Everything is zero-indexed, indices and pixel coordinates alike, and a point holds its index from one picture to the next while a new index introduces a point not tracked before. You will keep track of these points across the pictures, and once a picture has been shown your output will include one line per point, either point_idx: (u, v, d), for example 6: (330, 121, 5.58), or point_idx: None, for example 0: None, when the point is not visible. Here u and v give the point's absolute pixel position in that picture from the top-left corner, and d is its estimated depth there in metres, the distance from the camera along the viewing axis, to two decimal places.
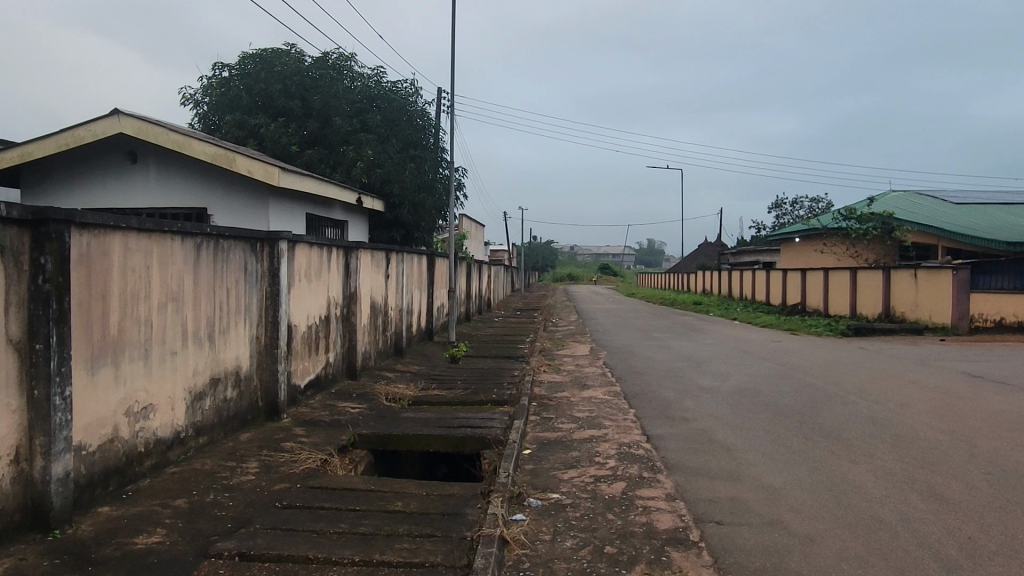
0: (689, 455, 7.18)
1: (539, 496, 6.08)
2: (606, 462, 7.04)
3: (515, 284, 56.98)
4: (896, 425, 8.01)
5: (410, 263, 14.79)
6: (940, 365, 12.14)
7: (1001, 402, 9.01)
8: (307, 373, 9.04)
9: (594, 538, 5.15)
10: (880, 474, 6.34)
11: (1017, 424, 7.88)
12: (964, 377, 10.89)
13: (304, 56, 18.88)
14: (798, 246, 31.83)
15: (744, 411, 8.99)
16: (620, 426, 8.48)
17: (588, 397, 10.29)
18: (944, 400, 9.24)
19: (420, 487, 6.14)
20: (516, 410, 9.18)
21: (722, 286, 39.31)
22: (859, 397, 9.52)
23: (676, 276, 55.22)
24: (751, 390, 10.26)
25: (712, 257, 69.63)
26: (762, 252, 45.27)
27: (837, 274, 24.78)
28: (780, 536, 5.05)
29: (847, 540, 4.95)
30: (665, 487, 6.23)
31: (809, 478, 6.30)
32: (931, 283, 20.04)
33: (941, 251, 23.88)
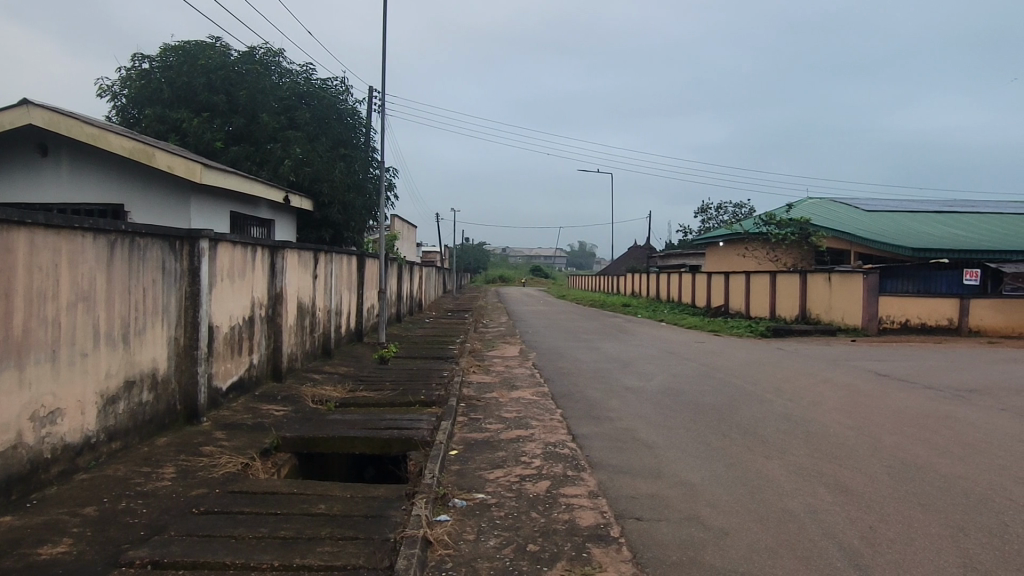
0: (612, 453, 7.34)
1: (464, 496, 6.10)
2: (532, 462, 7.13)
3: (447, 284, 56.97)
4: (808, 422, 8.39)
5: (339, 263, 14.57)
6: (851, 365, 12.75)
7: (904, 399, 9.55)
8: (229, 376, 8.81)
9: (517, 537, 5.21)
10: (792, 469, 6.64)
11: (918, 420, 8.37)
12: (873, 375, 11.47)
13: (229, 50, 18.34)
14: (722, 250, 32.87)
15: (666, 410, 9.24)
16: (547, 426, 8.59)
17: (516, 397, 10.38)
18: (853, 397, 9.73)
19: (345, 489, 6.09)
20: (444, 411, 9.17)
21: (651, 288, 40.22)
22: (775, 395, 9.93)
23: (607, 278, 56.19)
24: (674, 390, 10.54)
25: (642, 260, 71.06)
26: (689, 255, 46.54)
27: (758, 277, 25.71)
28: (696, 531, 5.22)
29: (758, 532, 5.17)
30: (588, 485, 6.35)
31: (725, 474, 6.54)
32: (844, 286, 21.05)
33: (852, 254, 25.07)
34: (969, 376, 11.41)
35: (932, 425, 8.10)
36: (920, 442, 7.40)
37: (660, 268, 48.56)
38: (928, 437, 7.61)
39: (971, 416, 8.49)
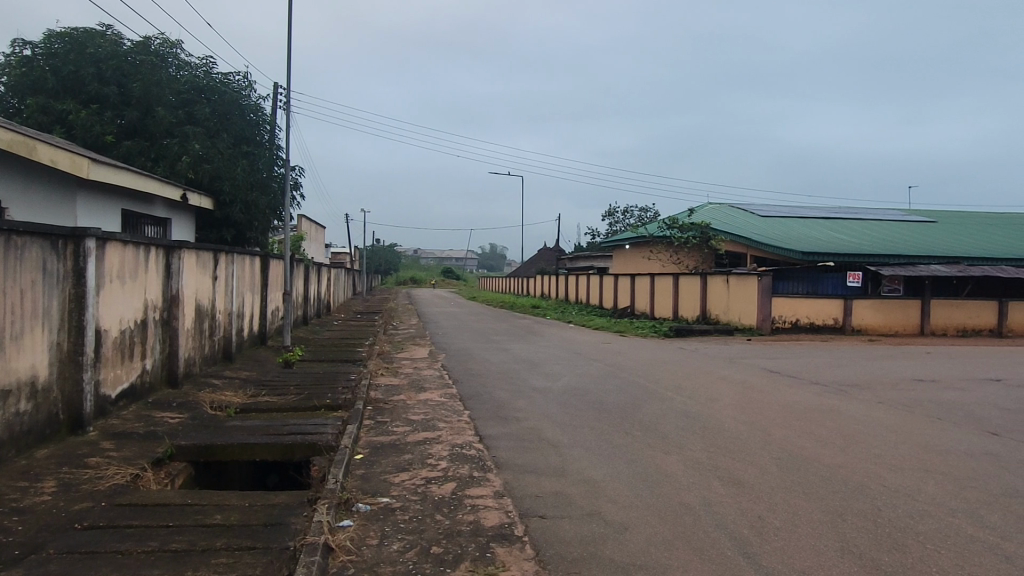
0: (518, 453, 7.42)
1: (368, 501, 6.02)
2: (438, 464, 7.11)
3: (357, 287, 55.99)
4: (705, 418, 8.75)
5: (241, 264, 14.06)
6: (746, 363, 13.38)
7: (793, 394, 10.10)
8: (119, 383, 8.35)
9: (421, 540, 5.18)
10: (688, 464, 6.90)
11: (806, 414, 8.88)
12: (766, 373, 12.08)
13: (122, 39, 17.39)
14: (629, 253, 33.77)
15: (571, 410, 9.41)
16: (454, 428, 8.59)
17: (424, 399, 10.32)
18: (747, 394, 10.20)
19: (243, 498, 5.89)
20: (350, 414, 9.02)
21: (560, 290, 40.82)
22: (675, 393, 10.30)
23: (517, 280, 56.63)
24: (581, 390, 10.76)
25: (552, 262, 71.98)
26: (597, 257, 47.55)
27: (662, 279, 26.55)
28: (598, 527, 5.35)
29: (656, 526, 5.35)
30: (494, 486, 6.39)
31: (626, 471, 6.73)
32: (741, 288, 22.05)
33: (749, 257, 26.29)
34: (851, 372, 12.19)
35: (817, 419, 8.60)
36: (806, 435, 7.86)
37: (569, 270, 49.39)
38: (813, 430, 8.08)
39: (852, 409, 9.08)
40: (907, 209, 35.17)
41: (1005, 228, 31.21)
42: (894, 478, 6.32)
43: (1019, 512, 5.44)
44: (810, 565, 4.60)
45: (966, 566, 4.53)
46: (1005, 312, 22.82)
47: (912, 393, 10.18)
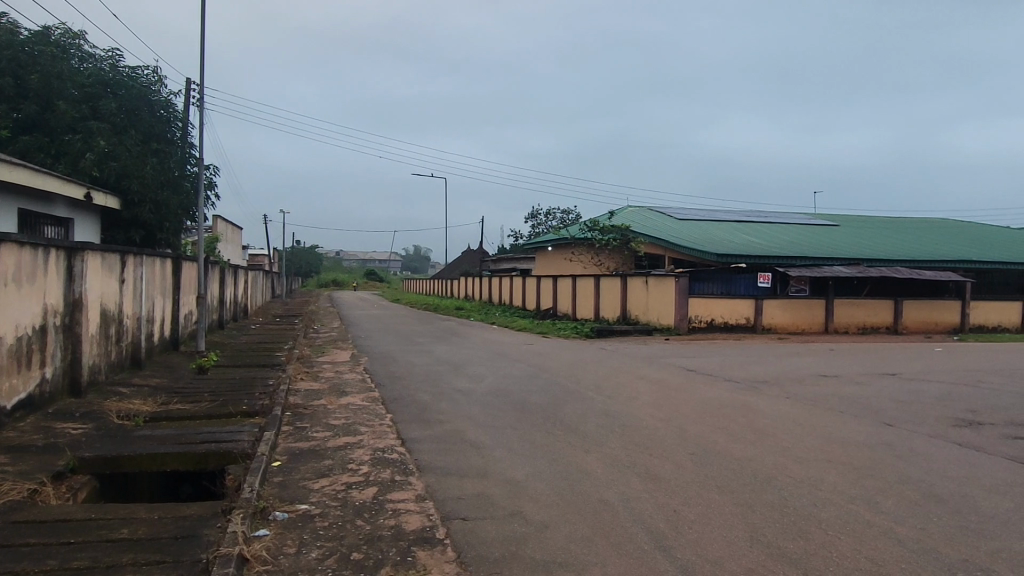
0: (440, 455, 7.40)
1: (285, 508, 5.88)
2: (359, 469, 7.02)
3: (276, 290, 54.51)
4: (625, 416, 8.95)
5: (151, 266, 13.47)
6: (664, 362, 13.75)
7: (708, 391, 10.46)
8: (15, 393, 7.87)
9: (341, 546, 5.11)
10: (608, 461, 7.06)
11: (720, 410, 9.22)
12: (682, 371, 12.47)
13: (18, 28, 16.38)
14: (551, 255, 34.15)
15: (494, 411, 9.46)
16: (376, 431, 8.50)
17: (345, 403, 10.17)
18: (664, 392, 10.50)
19: (152, 510, 5.65)
20: (267, 421, 8.78)
21: (484, 291, 40.88)
22: (596, 393, 10.50)
23: (441, 282, 56.34)
24: (503, 391, 10.82)
25: (476, 264, 71.89)
26: (521, 259, 47.85)
27: (583, 280, 26.98)
28: (519, 526, 5.40)
29: (575, 522, 5.45)
30: (416, 489, 6.36)
31: (547, 469, 6.82)
32: (659, 289, 22.66)
33: (666, 258, 27.04)
34: (761, 369, 12.73)
35: (729, 414, 8.94)
36: (719, 430, 8.16)
37: (493, 272, 49.51)
38: (726, 426, 8.39)
39: (761, 405, 9.48)
40: (813, 214, 36.91)
41: (901, 231, 33.22)
42: (800, 468, 6.66)
43: (911, 497, 5.81)
44: (722, 555, 4.79)
45: (863, 549, 4.81)
46: (900, 310, 24.34)
47: (817, 388, 10.71)
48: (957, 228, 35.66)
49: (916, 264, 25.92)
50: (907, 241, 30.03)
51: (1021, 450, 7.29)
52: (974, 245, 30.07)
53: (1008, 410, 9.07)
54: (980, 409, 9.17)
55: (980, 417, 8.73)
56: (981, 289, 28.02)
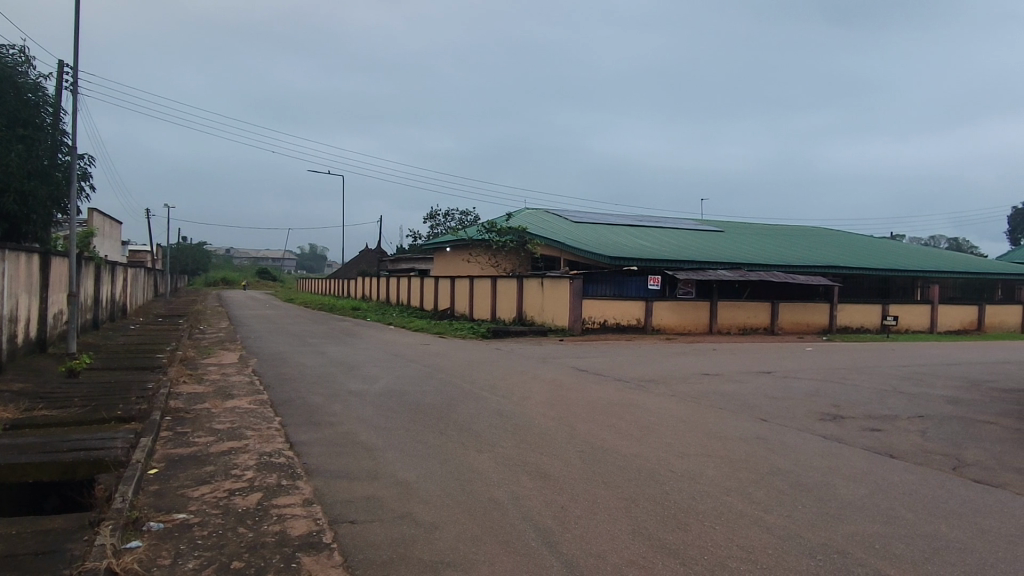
0: (329, 458, 7.24)
1: (161, 518, 5.60)
2: (243, 474, 6.77)
3: (158, 288, 51.56)
4: (517, 416, 9.07)
5: (13, 262, 12.45)
6: (557, 362, 14.02)
7: (598, 390, 10.77)
8: None
9: (221, 555, 4.92)
10: (499, 460, 7.15)
11: (608, 408, 9.52)
12: (574, 371, 12.76)
13: None
14: (450, 256, 34.11)
15: (387, 412, 9.35)
16: (263, 435, 8.23)
17: (231, 407, 9.76)
18: (556, 391, 10.72)
19: (10, 525, 5.24)
20: (144, 426, 8.31)
21: (382, 291, 40.30)
22: (490, 392, 10.59)
23: (337, 282, 55.01)
24: (398, 392, 10.72)
25: (373, 264, 70.53)
26: (419, 259, 47.45)
27: (481, 281, 27.10)
28: (408, 528, 5.37)
29: (465, 522, 5.48)
30: (303, 493, 6.20)
31: (439, 470, 6.82)
32: (555, 290, 23.10)
33: (561, 260, 27.56)
34: (649, 368, 13.21)
35: (617, 412, 9.23)
36: (607, 428, 8.42)
37: (391, 271, 48.91)
38: (614, 423, 8.66)
39: (648, 403, 9.85)
40: (700, 219, 38.64)
41: (778, 237, 35.34)
42: (680, 463, 6.97)
43: (780, 487, 6.22)
44: (605, 548, 4.95)
45: (734, 538, 5.10)
46: (777, 312, 25.91)
47: (699, 385, 11.25)
48: (827, 236, 38.33)
49: (791, 269, 27.64)
50: (783, 247, 31.99)
51: (876, 441, 7.94)
52: (843, 252, 32.38)
53: (866, 405, 9.85)
54: (842, 403, 9.92)
55: (842, 411, 9.44)
56: (848, 293, 30.25)
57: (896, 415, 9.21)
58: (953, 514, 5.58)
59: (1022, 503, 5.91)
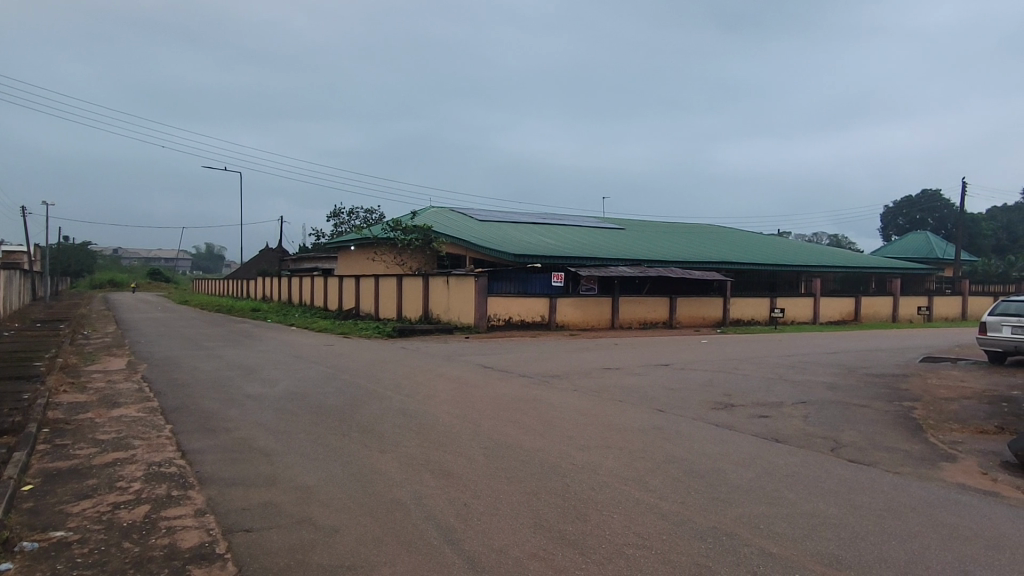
0: (224, 466, 6.97)
1: (36, 537, 5.24)
2: (129, 487, 6.41)
3: (36, 292, 48.04)
4: (421, 415, 9.03)
5: None
6: (462, 359, 14.03)
7: (502, 386, 10.87)
8: None
9: (103, 573, 4.65)
10: (402, 459, 7.09)
11: (511, 404, 9.61)
12: (479, 368, 12.82)
13: None
14: (354, 255, 33.50)
15: (287, 416, 9.10)
16: (152, 444, 7.83)
17: (117, 416, 9.24)
18: (461, 389, 10.73)
19: None
20: (17, 440, 7.74)
21: (283, 292, 39.08)
22: (394, 392, 10.49)
23: (235, 283, 52.92)
24: (299, 394, 10.44)
25: (274, 263, 68.19)
26: (321, 258, 46.28)
27: (386, 280, 26.74)
28: (307, 533, 5.25)
29: (366, 524, 5.41)
30: (194, 503, 5.95)
31: (340, 473, 6.69)
32: (460, 288, 23.12)
33: (467, 258, 27.56)
34: (552, 364, 13.41)
35: (520, 408, 9.34)
36: (511, 423, 8.50)
37: (293, 271, 47.53)
38: (517, 419, 8.75)
39: (551, 397, 10.01)
40: (601, 218, 39.54)
41: (675, 235, 36.62)
42: (581, 456, 7.12)
43: (675, 475, 6.46)
44: (507, 543, 5.00)
45: (632, 526, 5.26)
46: (675, 307, 26.87)
47: (601, 379, 11.54)
48: (719, 233, 40.06)
49: (687, 265, 28.72)
50: (679, 243, 33.23)
51: (764, 427, 8.38)
52: (736, 248, 33.88)
53: (755, 393, 10.38)
54: (733, 392, 10.42)
55: (733, 399, 9.91)
56: (739, 287, 31.73)
57: (781, 402, 9.76)
58: (830, 492, 5.97)
59: (890, 479, 6.39)
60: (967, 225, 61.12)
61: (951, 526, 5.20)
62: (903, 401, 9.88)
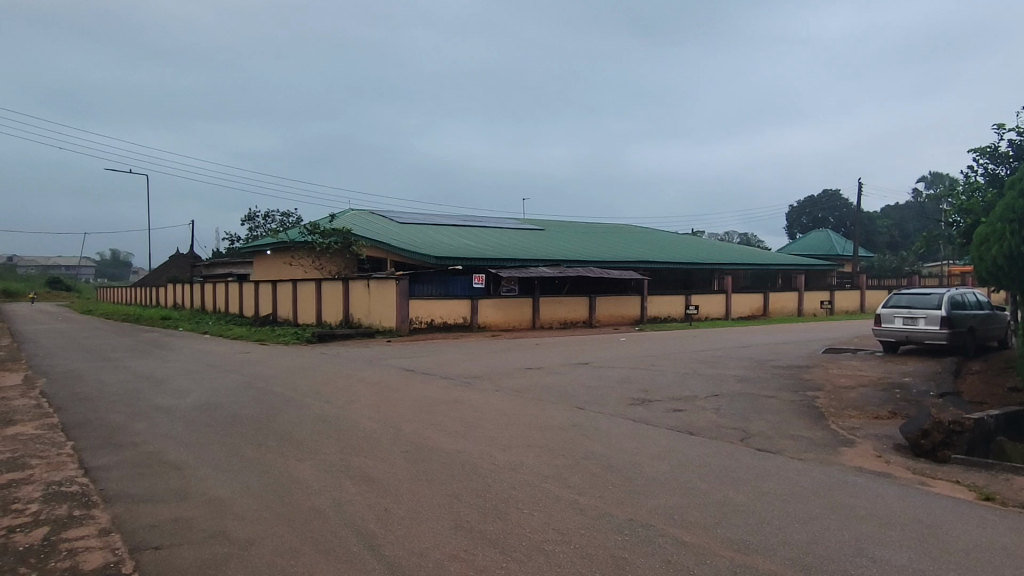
0: (131, 482, 6.68)
1: None
2: (26, 509, 6.05)
3: None
4: (340, 420, 8.89)
5: None
6: (383, 363, 13.87)
7: (424, 389, 10.83)
8: None
9: None
10: (321, 467, 6.97)
11: (433, 406, 9.59)
12: (400, 371, 12.70)
13: None
14: (270, 260, 32.58)
15: (199, 427, 8.77)
16: (51, 463, 7.41)
17: (11, 434, 8.68)
18: (382, 393, 10.62)
19: None
20: None
21: (195, 299, 37.59)
22: (312, 399, 10.28)
23: (142, 291, 50.53)
24: (211, 404, 10.08)
25: (185, 269, 65.42)
26: (236, 263, 44.78)
27: (304, 284, 26.16)
28: (220, 547, 5.10)
29: (283, 535, 5.29)
30: (98, 522, 5.68)
31: (256, 483, 6.52)
32: (380, 291, 22.89)
33: (387, 261, 27.25)
34: (473, 365, 13.43)
35: (442, 410, 9.33)
36: (432, 426, 8.48)
37: (205, 277, 45.80)
38: (438, 421, 8.72)
39: (472, 399, 10.03)
40: (521, 219, 39.87)
41: (593, 235, 37.29)
42: (502, 455, 7.17)
43: (594, 471, 6.60)
44: (427, 546, 4.99)
45: (552, 522, 5.34)
46: (594, 306, 27.36)
47: (522, 379, 11.63)
48: (635, 233, 41.07)
49: (605, 264, 29.31)
50: (597, 243, 33.89)
51: (679, 420, 8.65)
52: (652, 248, 34.77)
53: (671, 388, 10.70)
54: (650, 388, 10.70)
55: (649, 395, 10.18)
56: (655, 285, 32.59)
57: (695, 396, 10.11)
58: (739, 480, 6.23)
59: (795, 465, 6.72)
60: (864, 224, 64.86)
61: (849, 507, 5.52)
62: (806, 391, 10.41)
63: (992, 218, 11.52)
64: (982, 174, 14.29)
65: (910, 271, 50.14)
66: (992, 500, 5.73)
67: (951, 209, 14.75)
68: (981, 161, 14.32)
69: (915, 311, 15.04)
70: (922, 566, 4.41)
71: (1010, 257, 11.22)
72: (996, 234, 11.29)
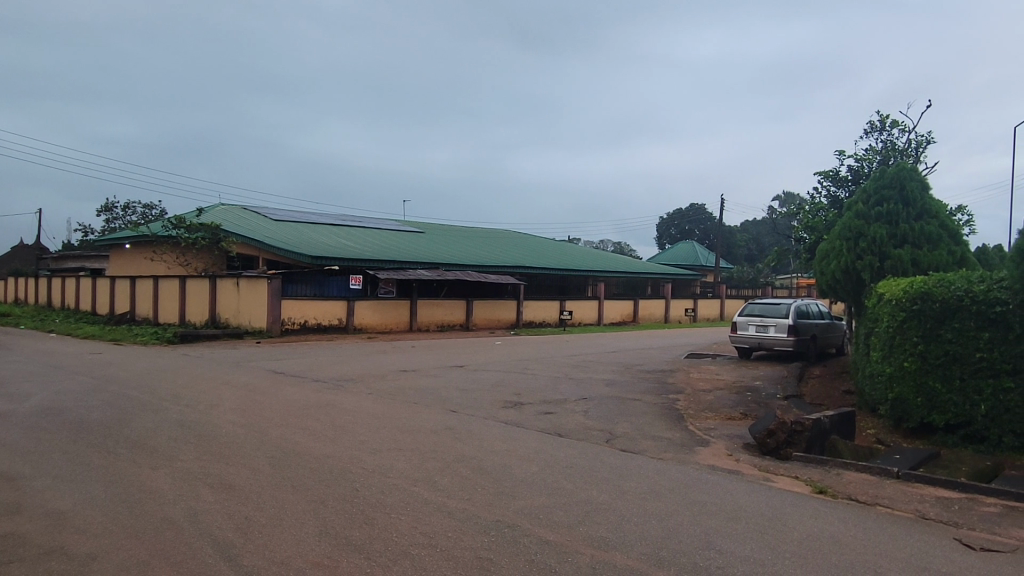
0: None
1: None
2: None
3: None
4: (202, 426, 8.45)
5: None
6: (251, 365, 13.31)
7: (294, 392, 10.50)
8: None
9: None
10: (177, 475, 6.60)
11: (302, 410, 9.32)
12: (269, 374, 12.24)
13: None
14: (130, 254, 30.47)
15: (39, 434, 8.07)
16: None
17: None
18: (249, 396, 10.20)
19: None
20: None
21: (41, 295, 34.48)
22: (171, 402, 9.72)
23: None
24: (56, 409, 9.29)
25: (30, 262, 59.86)
26: (89, 257, 41.45)
27: (167, 281, 24.65)
28: (58, 564, 4.72)
29: (131, 548, 4.97)
30: None
31: (102, 494, 6.08)
32: (251, 291, 22.01)
33: (259, 260, 26.18)
34: (346, 367, 13.19)
35: (312, 414, 9.09)
36: (301, 430, 8.23)
37: (54, 271, 42.09)
38: (308, 425, 8.49)
39: (343, 402, 9.83)
40: (401, 219, 39.42)
41: (472, 239, 37.49)
42: (372, 459, 7.08)
43: (463, 473, 6.64)
44: (289, 554, 4.85)
45: (419, 527, 5.32)
46: (471, 309, 27.63)
47: (395, 382, 11.54)
48: (513, 238, 41.67)
49: (484, 268, 29.59)
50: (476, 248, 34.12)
51: (548, 423, 8.87)
52: (530, 254, 35.44)
53: (542, 391, 10.96)
54: (522, 391, 10.90)
55: (522, 398, 10.38)
56: (531, 290, 33.25)
57: (566, 399, 10.40)
58: (603, 481, 6.47)
59: (655, 466, 7.06)
60: (726, 238, 69.11)
61: (701, 503, 5.86)
62: (668, 394, 10.96)
63: (832, 236, 12.64)
64: (826, 196, 15.64)
65: (765, 283, 54.05)
66: (825, 493, 6.28)
67: (799, 226, 16.04)
68: (825, 183, 15.66)
69: (766, 319, 16.19)
70: (761, 555, 4.76)
71: (845, 272, 12.34)
72: (834, 251, 12.41)
